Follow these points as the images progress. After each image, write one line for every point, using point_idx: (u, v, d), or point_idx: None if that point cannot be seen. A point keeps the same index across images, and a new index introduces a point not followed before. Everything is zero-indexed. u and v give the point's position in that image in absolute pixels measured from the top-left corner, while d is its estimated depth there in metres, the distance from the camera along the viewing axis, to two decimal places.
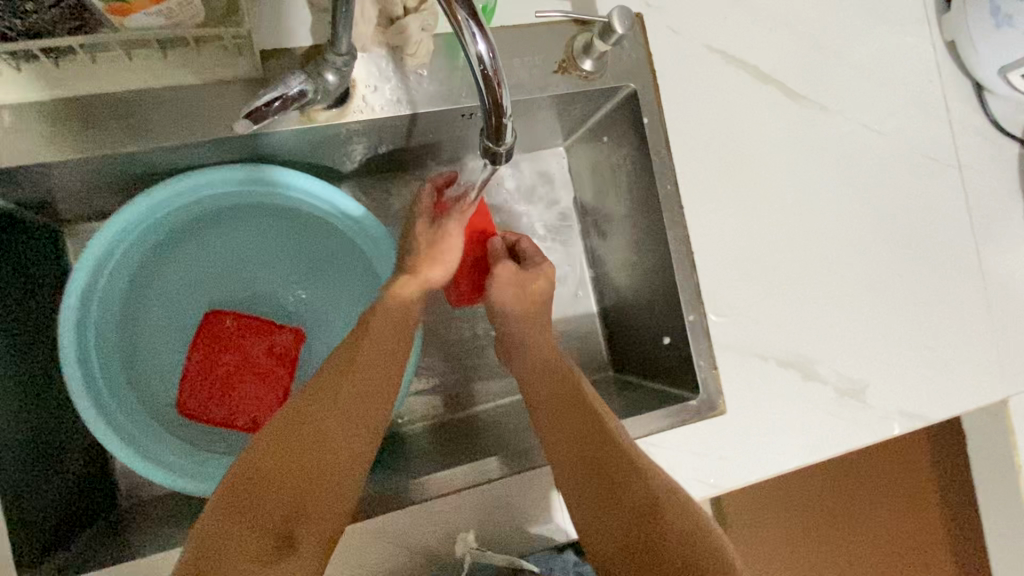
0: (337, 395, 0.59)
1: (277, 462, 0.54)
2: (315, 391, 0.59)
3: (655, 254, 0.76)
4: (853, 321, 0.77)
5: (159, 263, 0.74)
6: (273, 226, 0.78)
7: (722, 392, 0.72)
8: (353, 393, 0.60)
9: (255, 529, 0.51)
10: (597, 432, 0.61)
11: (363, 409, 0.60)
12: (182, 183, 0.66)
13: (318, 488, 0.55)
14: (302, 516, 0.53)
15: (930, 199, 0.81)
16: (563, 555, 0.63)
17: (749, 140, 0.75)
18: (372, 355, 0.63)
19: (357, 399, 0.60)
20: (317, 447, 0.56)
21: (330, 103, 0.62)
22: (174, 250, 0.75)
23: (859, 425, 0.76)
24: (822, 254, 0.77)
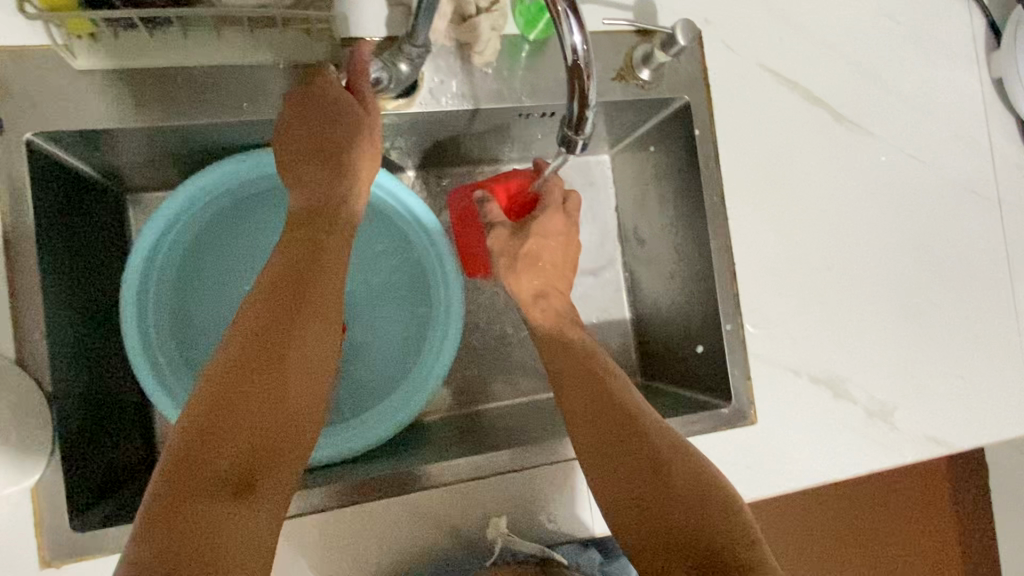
0: (292, 317, 0.55)
1: (227, 403, 0.50)
2: (267, 310, 0.54)
3: (695, 263, 0.78)
4: (886, 344, 0.78)
5: (214, 240, 0.77)
6: None
7: (754, 403, 0.74)
8: (310, 313, 0.56)
9: (210, 477, 0.48)
10: (630, 427, 0.60)
11: (321, 335, 0.56)
12: (249, 158, 0.69)
13: (279, 420, 0.52)
14: (264, 458, 0.51)
15: (968, 231, 0.82)
16: (588, 552, 0.66)
17: (796, 160, 0.77)
18: (308, 275, 0.57)
19: (315, 321, 0.56)
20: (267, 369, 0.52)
21: (399, 93, 0.64)
22: (229, 228, 0.77)
23: (885, 447, 0.77)
24: (859, 276, 0.78)
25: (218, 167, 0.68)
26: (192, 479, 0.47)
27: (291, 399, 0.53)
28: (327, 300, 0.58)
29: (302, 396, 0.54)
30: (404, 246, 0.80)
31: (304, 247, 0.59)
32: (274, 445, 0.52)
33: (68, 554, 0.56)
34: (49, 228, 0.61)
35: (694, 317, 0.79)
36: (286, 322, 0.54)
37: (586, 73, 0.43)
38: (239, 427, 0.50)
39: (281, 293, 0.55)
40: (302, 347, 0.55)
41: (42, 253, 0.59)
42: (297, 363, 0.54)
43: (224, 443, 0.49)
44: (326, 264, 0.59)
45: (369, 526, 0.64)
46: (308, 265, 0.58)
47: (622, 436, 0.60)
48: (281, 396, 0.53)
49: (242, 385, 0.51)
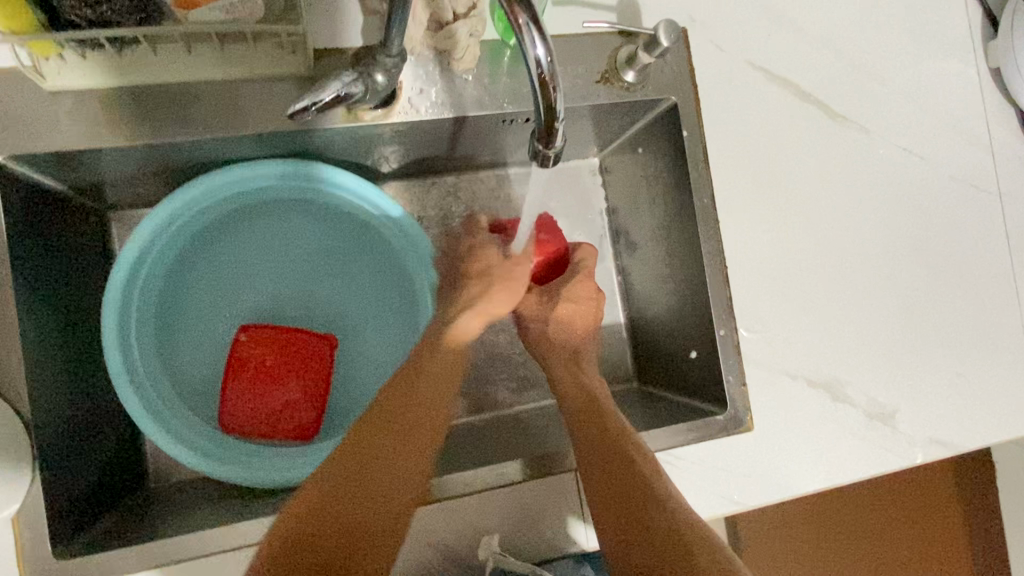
0: (388, 425, 0.60)
1: (335, 492, 0.55)
2: (369, 421, 0.60)
3: (687, 268, 0.76)
4: (886, 345, 0.76)
5: (198, 257, 0.76)
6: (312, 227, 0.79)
7: (749, 409, 0.72)
8: (401, 426, 0.60)
9: (303, 571, 0.50)
10: (632, 486, 0.60)
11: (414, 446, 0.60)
12: (227, 174, 0.67)
13: (370, 518, 0.55)
14: (355, 560, 0.53)
15: (968, 226, 0.80)
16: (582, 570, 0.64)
17: (789, 159, 0.75)
18: (411, 395, 0.63)
19: (409, 435, 0.60)
20: (364, 466, 0.57)
21: (377, 103, 0.63)
22: (213, 243, 0.76)
23: (887, 450, 0.75)
24: (856, 276, 0.76)
25: (196, 184, 0.66)
26: (293, 559, 0.50)
27: (385, 502, 0.56)
28: (427, 416, 0.63)
29: (389, 503, 0.56)
30: (392, 258, 0.79)
31: (408, 371, 0.65)
32: (362, 542, 0.53)
33: None
34: (25, 253, 0.60)
35: (687, 323, 0.78)
36: (381, 435, 0.59)
37: (553, 85, 0.41)
38: (340, 522, 0.53)
39: (390, 407, 0.61)
40: (401, 456, 0.59)
41: (18, 278, 0.58)
42: (382, 466, 0.58)
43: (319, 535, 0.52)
44: (421, 396, 0.63)
45: None
46: (418, 386, 0.63)
47: (626, 491, 0.60)
48: (377, 494, 0.56)
49: (350, 481, 0.56)
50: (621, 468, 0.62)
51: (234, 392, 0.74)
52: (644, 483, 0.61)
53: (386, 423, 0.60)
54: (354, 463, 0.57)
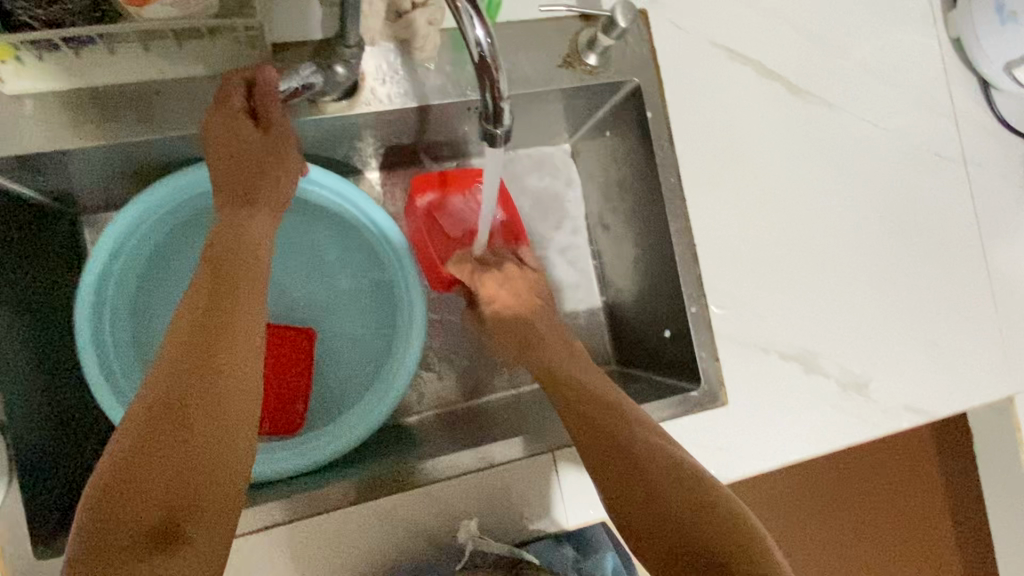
0: (199, 352, 0.49)
1: (138, 464, 0.44)
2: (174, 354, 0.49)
3: (657, 247, 0.77)
4: (857, 315, 0.77)
5: (170, 256, 0.76)
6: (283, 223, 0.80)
7: (724, 384, 0.73)
8: (210, 348, 0.49)
9: (135, 527, 0.42)
10: (605, 428, 0.60)
11: (237, 360, 0.50)
12: (195, 173, 0.68)
13: (204, 457, 0.46)
14: (202, 497, 0.45)
15: (935, 194, 0.81)
16: (561, 548, 0.66)
17: (754, 135, 0.76)
18: (230, 308, 0.52)
19: (218, 359, 0.49)
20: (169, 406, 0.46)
21: (339, 94, 0.63)
22: (184, 242, 0.76)
23: (862, 419, 0.76)
24: (824, 249, 0.77)
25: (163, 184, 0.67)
26: (120, 524, 0.42)
27: (219, 431, 0.47)
28: (239, 338, 0.51)
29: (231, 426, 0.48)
30: (365, 252, 0.80)
31: (205, 289, 0.53)
32: (204, 478, 0.45)
33: None
34: None
35: (660, 303, 0.79)
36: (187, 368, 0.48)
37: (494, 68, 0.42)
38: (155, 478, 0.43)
39: (194, 344, 0.49)
40: (213, 397, 0.48)
41: None
42: (209, 416, 0.47)
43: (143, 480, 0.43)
44: (240, 299, 0.53)
45: (341, 536, 0.63)
46: (227, 297, 0.53)
47: (598, 430, 0.60)
48: (200, 435, 0.46)
49: (157, 444, 0.45)
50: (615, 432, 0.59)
51: None
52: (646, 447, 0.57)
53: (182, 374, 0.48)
54: (154, 428, 0.45)
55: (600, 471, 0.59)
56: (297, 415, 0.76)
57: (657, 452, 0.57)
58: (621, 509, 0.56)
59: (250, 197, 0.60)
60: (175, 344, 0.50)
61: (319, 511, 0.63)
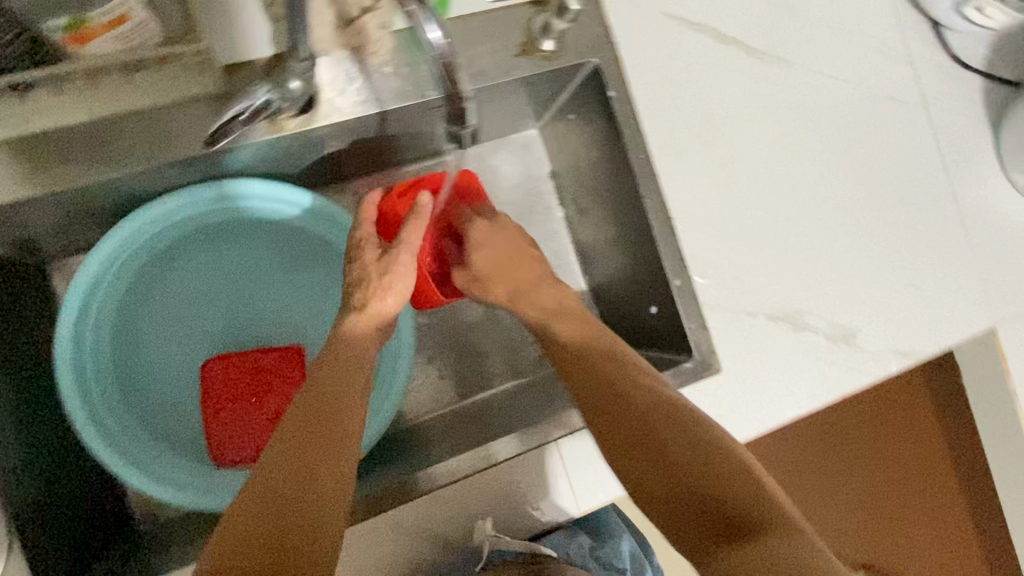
0: (312, 407, 0.53)
1: (267, 501, 0.45)
2: (296, 408, 0.53)
3: (634, 225, 0.77)
4: (837, 267, 0.78)
5: (138, 305, 0.74)
6: (241, 254, 0.79)
7: (715, 351, 0.74)
8: (322, 404, 0.53)
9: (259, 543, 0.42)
10: (628, 397, 0.58)
11: (341, 411, 0.53)
12: (152, 210, 0.66)
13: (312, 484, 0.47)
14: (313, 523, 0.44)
15: (899, 140, 0.82)
16: (578, 538, 0.71)
17: (717, 103, 0.76)
18: (338, 374, 0.57)
19: (329, 411, 0.53)
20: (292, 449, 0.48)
21: (297, 109, 0.62)
22: (149, 290, 0.75)
23: (853, 368, 0.77)
24: (798, 206, 0.78)
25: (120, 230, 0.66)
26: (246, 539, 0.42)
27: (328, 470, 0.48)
28: (347, 397, 0.55)
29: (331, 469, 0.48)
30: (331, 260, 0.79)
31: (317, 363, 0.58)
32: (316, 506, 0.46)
33: None
34: None
35: (644, 280, 0.79)
36: (305, 418, 0.52)
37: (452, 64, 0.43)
38: (278, 507, 0.44)
39: (303, 412, 0.53)
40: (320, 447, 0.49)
41: None
42: (320, 454, 0.49)
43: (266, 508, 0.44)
44: (341, 365, 0.58)
45: (351, 552, 0.63)
46: (333, 364, 0.58)
47: (621, 397, 0.58)
48: (313, 472, 0.47)
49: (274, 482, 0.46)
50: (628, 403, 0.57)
51: (219, 434, 0.72)
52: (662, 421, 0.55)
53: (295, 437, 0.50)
54: (280, 470, 0.47)
55: (618, 428, 0.57)
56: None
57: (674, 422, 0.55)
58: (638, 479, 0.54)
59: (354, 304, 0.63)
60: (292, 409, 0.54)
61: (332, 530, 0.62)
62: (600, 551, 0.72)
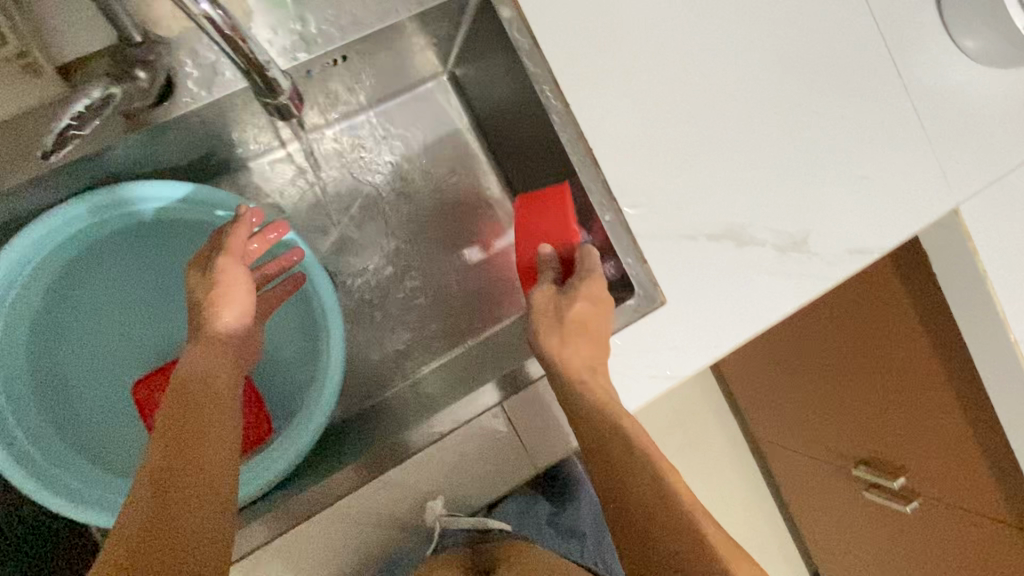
0: (184, 434, 0.50)
1: (142, 542, 0.43)
2: (162, 439, 0.50)
3: (556, 162, 0.72)
4: (778, 172, 0.73)
5: (52, 328, 0.70)
6: (149, 257, 0.75)
7: (659, 284, 0.69)
8: (192, 430, 0.51)
9: None
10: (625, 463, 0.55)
11: (217, 429, 0.52)
12: (38, 228, 0.62)
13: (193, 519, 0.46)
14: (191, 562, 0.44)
15: (832, 20, 0.75)
16: (536, 507, 0.78)
17: (624, 13, 0.69)
18: (203, 392, 0.54)
19: (199, 435, 0.51)
20: (162, 486, 0.47)
21: (152, 99, 0.57)
22: (60, 311, 0.71)
23: (808, 276, 0.73)
24: (727, 112, 0.72)
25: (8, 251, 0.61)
26: None
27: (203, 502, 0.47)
28: (221, 416, 0.53)
29: (205, 515, 0.47)
30: None
31: (182, 387, 0.54)
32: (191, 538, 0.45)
33: None
34: None
35: (574, 219, 0.75)
36: (184, 448, 0.50)
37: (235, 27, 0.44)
38: (158, 542, 0.44)
39: (172, 441, 0.50)
40: (189, 494, 0.47)
41: None
42: (200, 487, 0.48)
43: (148, 550, 0.43)
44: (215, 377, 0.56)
45: (307, 546, 0.62)
46: (206, 384, 0.55)
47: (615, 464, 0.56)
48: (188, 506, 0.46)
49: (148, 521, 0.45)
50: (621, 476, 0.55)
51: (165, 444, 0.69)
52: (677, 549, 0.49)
53: (165, 465, 0.48)
54: (146, 509, 0.45)
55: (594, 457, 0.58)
56: (266, 428, 0.72)
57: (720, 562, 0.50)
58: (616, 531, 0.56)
59: (216, 296, 0.60)
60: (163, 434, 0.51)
61: (293, 522, 0.61)
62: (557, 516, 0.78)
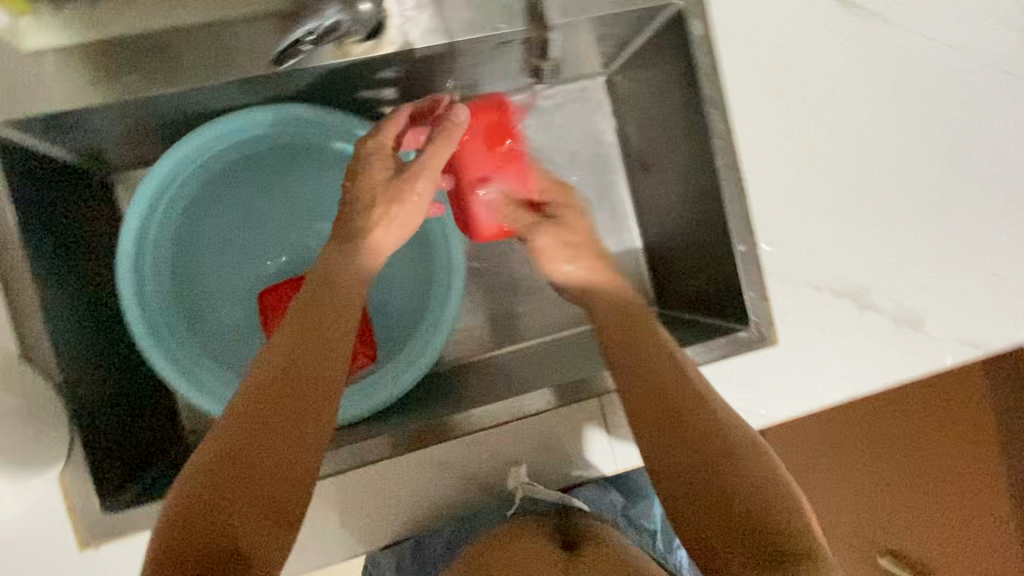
0: (283, 377, 0.51)
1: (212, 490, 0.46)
2: (265, 375, 0.51)
3: (699, 184, 0.74)
4: (910, 247, 0.74)
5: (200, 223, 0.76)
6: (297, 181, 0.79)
7: (773, 324, 0.71)
8: (293, 375, 0.51)
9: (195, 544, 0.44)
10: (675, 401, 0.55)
11: (317, 377, 0.52)
12: (219, 128, 0.67)
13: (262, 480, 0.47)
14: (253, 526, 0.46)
15: (1000, 114, 0.75)
16: (611, 496, 0.73)
17: (803, 59, 0.71)
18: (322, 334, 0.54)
19: (297, 383, 0.51)
20: (246, 434, 0.48)
21: (365, 34, 0.60)
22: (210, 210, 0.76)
23: (915, 355, 0.74)
24: (877, 177, 0.73)
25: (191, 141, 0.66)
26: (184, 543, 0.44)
27: (280, 463, 0.48)
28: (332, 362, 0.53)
29: (277, 473, 0.48)
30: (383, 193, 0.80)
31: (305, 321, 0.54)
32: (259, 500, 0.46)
33: (103, 534, 0.58)
34: (34, 216, 0.61)
35: (697, 243, 0.77)
36: (280, 394, 0.50)
37: None
38: (225, 495, 0.46)
39: (271, 381, 0.50)
40: (270, 446, 0.48)
41: (32, 247, 0.59)
42: (280, 445, 0.48)
43: (214, 505, 0.45)
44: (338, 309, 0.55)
45: (395, 478, 0.65)
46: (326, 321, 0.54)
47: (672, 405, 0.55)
48: (261, 463, 0.47)
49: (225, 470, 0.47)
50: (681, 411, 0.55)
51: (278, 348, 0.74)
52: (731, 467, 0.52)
53: (260, 407, 0.49)
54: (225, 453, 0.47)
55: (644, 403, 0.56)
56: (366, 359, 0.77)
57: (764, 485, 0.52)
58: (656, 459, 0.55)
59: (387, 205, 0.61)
60: (267, 370, 0.51)
61: (395, 454, 0.65)
62: (630, 509, 0.74)
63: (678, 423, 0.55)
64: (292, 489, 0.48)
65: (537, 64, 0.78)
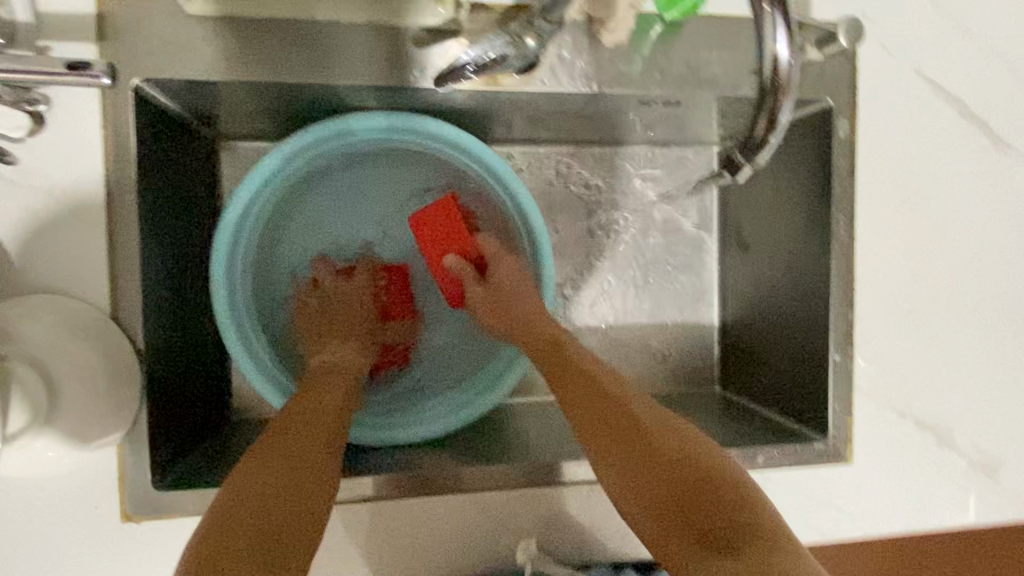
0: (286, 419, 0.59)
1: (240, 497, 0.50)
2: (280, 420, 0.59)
3: (802, 282, 0.72)
4: (1003, 393, 0.71)
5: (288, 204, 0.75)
6: (388, 172, 0.79)
7: (850, 441, 0.69)
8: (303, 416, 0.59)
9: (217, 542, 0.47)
10: (642, 432, 0.57)
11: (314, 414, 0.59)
12: (341, 126, 0.66)
13: (280, 487, 0.51)
14: (266, 531, 0.48)
15: None
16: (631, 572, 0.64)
17: (940, 182, 0.69)
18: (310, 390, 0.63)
19: (306, 419, 0.58)
20: (271, 451, 0.54)
21: (521, 68, 0.58)
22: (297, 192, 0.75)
23: (986, 504, 0.71)
24: (985, 316, 0.71)
25: (311, 134, 0.65)
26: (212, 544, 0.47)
27: (292, 473, 0.52)
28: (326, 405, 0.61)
29: (286, 484, 0.51)
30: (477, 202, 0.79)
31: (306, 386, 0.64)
32: (271, 503, 0.50)
33: (147, 510, 0.56)
34: (152, 174, 0.59)
35: (785, 337, 0.75)
36: (286, 429, 0.57)
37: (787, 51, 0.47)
38: (253, 500, 0.50)
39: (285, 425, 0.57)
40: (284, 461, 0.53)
41: (144, 206, 0.58)
42: (286, 459, 0.53)
43: (233, 510, 0.49)
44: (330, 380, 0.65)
45: (420, 516, 0.63)
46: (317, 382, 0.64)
47: (640, 431, 0.57)
48: (276, 473, 0.52)
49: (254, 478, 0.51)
50: (652, 439, 0.56)
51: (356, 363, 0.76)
52: (678, 454, 0.55)
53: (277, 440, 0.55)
54: (250, 466, 0.52)
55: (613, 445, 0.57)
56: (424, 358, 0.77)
57: (757, 512, 0.51)
58: (617, 481, 0.56)
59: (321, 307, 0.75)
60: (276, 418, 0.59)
61: (425, 491, 0.62)
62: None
63: (650, 455, 0.55)
64: (296, 498, 0.51)
65: (662, 124, 0.76)
